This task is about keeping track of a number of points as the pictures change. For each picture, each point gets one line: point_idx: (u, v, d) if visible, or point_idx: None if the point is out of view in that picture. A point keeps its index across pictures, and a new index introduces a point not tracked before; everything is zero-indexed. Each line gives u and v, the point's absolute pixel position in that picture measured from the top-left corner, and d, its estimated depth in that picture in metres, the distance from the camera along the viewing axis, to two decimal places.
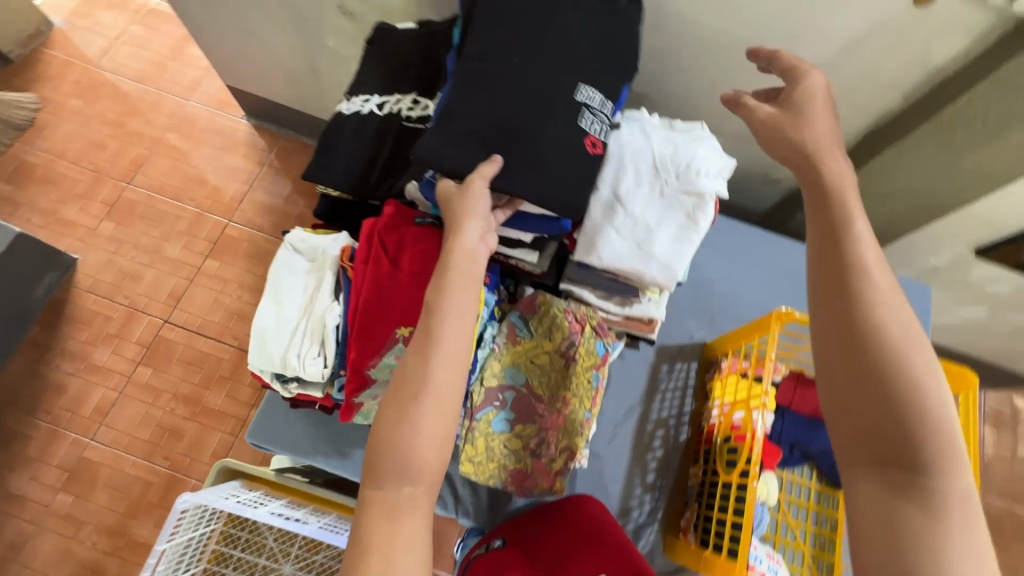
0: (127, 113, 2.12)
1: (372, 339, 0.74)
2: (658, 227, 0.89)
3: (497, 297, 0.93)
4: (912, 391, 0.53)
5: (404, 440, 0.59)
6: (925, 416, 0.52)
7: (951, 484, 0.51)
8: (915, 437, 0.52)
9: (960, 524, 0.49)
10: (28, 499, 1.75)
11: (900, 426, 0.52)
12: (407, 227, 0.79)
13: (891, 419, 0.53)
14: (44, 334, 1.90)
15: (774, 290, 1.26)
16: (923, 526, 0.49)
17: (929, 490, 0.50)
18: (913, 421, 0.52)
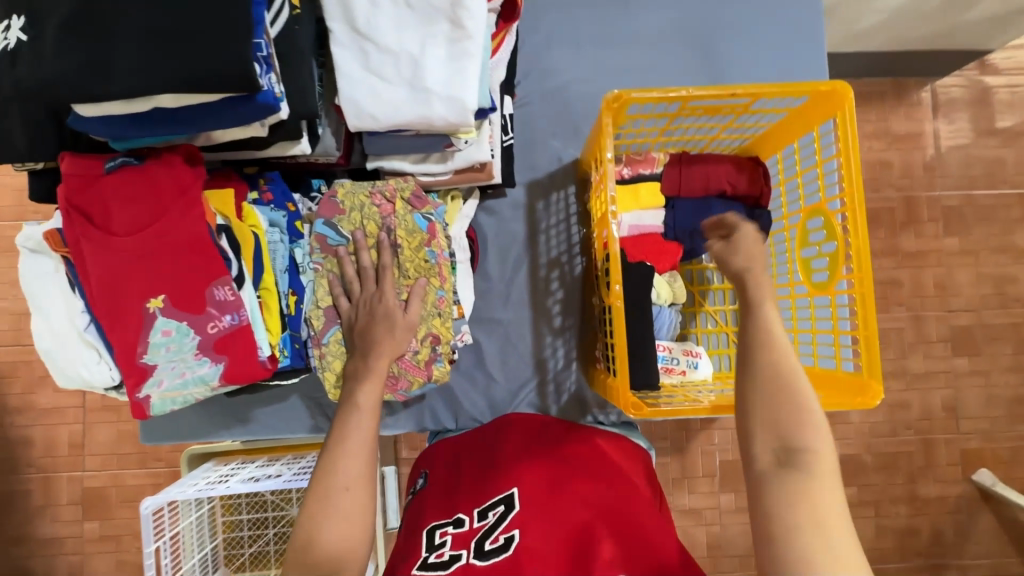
0: None
1: (126, 327, 0.62)
2: (422, 51, 0.70)
3: (290, 211, 0.79)
4: (798, 379, 0.62)
5: (344, 467, 0.66)
6: (800, 400, 0.61)
7: (816, 453, 0.58)
8: (790, 415, 0.60)
9: (818, 489, 0.56)
10: (61, 538, 1.83)
11: (783, 408, 0.61)
12: (102, 181, 0.62)
13: (781, 405, 0.61)
14: None
15: (640, 68, 1.08)
16: (797, 481, 0.57)
17: (797, 460, 0.58)
18: (789, 403, 0.61)
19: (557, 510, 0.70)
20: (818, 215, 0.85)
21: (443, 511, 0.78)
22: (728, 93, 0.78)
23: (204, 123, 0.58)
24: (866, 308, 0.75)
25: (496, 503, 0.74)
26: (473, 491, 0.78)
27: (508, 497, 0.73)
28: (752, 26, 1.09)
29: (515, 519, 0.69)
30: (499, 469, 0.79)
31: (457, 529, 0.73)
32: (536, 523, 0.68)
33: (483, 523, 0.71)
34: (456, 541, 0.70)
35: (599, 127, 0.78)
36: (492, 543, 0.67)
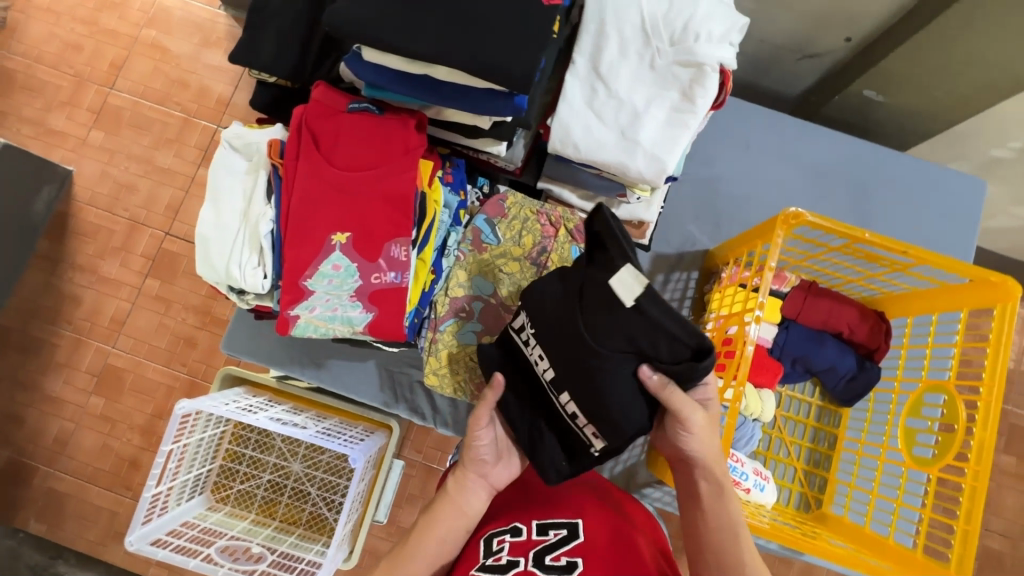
0: (102, 9, 1.95)
1: (305, 247, 0.66)
2: (645, 109, 0.75)
3: (461, 198, 0.82)
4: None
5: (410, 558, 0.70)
6: None
7: None
8: None
9: None
10: (66, 401, 1.85)
11: None
12: (340, 115, 0.67)
13: None
14: (54, 247, 1.89)
15: (793, 187, 1.12)
16: None
17: None
18: None
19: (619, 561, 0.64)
20: (939, 391, 0.84)
21: (502, 517, 0.75)
22: (900, 248, 0.79)
23: (456, 103, 0.64)
24: (973, 501, 0.73)
25: (559, 524, 0.70)
26: (536, 504, 0.74)
27: (573, 525, 0.69)
28: (907, 188, 1.12)
29: (579, 547, 0.66)
30: (566, 492, 0.75)
31: (515, 537, 0.70)
32: (597, 564, 0.64)
33: (544, 539, 0.68)
34: (514, 548, 0.68)
35: (770, 235, 0.79)
36: (553, 560, 0.65)
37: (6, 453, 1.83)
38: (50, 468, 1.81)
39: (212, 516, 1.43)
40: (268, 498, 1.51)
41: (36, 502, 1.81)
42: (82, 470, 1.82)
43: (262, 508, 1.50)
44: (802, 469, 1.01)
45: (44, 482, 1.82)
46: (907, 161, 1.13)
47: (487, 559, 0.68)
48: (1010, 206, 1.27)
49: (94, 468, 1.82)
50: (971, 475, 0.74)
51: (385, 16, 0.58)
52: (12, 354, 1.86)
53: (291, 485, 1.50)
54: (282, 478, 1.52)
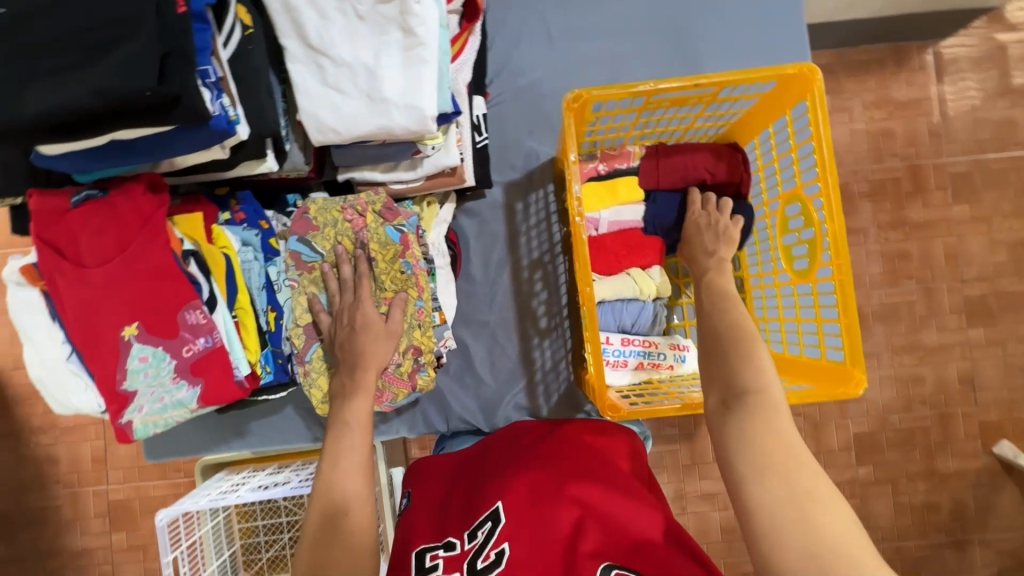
0: None
1: (105, 357, 0.64)
2: (376, 62, 0.70)
3: (263, 228, 0.79)
4: (750, 350, 0.63)
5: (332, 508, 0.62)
6: (766, 407, 0.58)
7: (754, 418, 0.58)
8: (735, 429, 0.57)
9: (766, 416, 0.58)
10: (92, 548, 1.79)
11: (725, 425, 0.59)
12: (66, 213, 0.63)
13: (736, 360, 0.63)
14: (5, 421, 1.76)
15: (617, 56, 1.06)
16: (753, 415, 0.58)
17: (740, 396, 0.60)
18: (731, 359, 0.64)
19: (543, 518, 0.65)
20: (795, 201, 0.83)
21: (432, 531, 0.72)
22: (693, 83, 0.76)
23: (162, 153, 0.59)
24: (846, 294, 0.73)
25: (484, 520, 0.69)
26: (460, 511, 0.73)
27: (495, 513, 0.68)
28: (725, 5, 1.06)
29: (504, 534, 0.65)
30: (485, 483, 0.75)
31: (448, 552, 0.68)
32: (522, 536, 0.64)
33: (473, 545, 0.66)
34: (447, 565, 0.66)
35: (563, 128, 0.75)
36: (483, 562, 0.64)
37: None
38: None
39: None
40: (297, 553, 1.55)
41: None
42: None
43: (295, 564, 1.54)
44: None
45: None
46: None
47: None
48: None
49: None
50: (837, 271, 0.74)
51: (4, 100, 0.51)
52: (20, 531, 1.78)
53: None
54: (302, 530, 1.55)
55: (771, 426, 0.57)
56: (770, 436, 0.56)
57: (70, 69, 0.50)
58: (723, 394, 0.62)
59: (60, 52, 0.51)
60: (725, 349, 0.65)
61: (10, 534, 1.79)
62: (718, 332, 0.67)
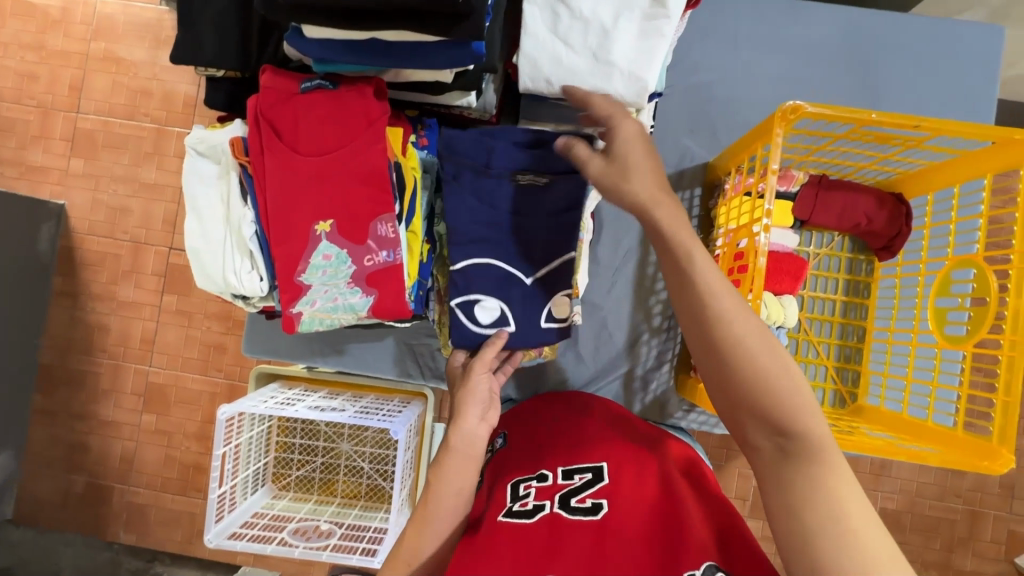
0: (48, 25, 1.67)
1: (291, 243, 0.65)
2: (615, 24, 0.69)
3: (440, 160, 0.79)
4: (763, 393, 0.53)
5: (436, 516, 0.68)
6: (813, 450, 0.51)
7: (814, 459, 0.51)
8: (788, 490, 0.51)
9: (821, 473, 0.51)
10: (121, 423, 1.78)
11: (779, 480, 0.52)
12: (294, 96, 0.63)
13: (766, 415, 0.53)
14: (71, 281, 1.74)
15: (792, 76, 1.04)
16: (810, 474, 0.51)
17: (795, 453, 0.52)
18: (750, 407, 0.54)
19: (650, 496, 0.70)
20: (967, 267, 0.81)
21: (529, 467, 0.80)
22: (911, 124, 0.73)
23: (410, 62, 0.59)
24: (1011, 373, 0.71)
25: (584, 468, 0.76)
26: (567, 455, 0.79)
27: (598, 468, 0.75)
28: (914, 54, 1.03)
29: (605, 489, 0.71)
30: (589, 440, 0.81)
31: (542, 483, 0.75)
32: (625, 498, 0.69)
33: (569, 483, 0.73)
34: (540, 493, 0.73)
35: (769, 137, 0.74)
36: (578, 502, 0.69)
37: (83, 479, 1.79)
38: (126, 484, 1.77)
39: (281, 503, 1.53)
40: (326, 479, 1.58)
41: (120, 516, 1.79)
42: (153, 481, 1.78)
43: (323, 489, 1.57)
44: (833, 367, 1.00)
45: (122, 498, 1.78)
46: (910, 22, 1.03)
47: (514, 503, 0.73)
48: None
49: (162, 478, 1.78)
50: (1008, 346, 0.72)
51: None
52: (59, 389, 1.76)
53: (344, 463, 1.58)
54: (335, 458, 1.58)
55: (823, 477, 0.50)
56: (840, 489, 0.50)
57: None
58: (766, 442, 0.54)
59: None
60: (743, 398, 0.54)
61: (48, 389, 1.77)
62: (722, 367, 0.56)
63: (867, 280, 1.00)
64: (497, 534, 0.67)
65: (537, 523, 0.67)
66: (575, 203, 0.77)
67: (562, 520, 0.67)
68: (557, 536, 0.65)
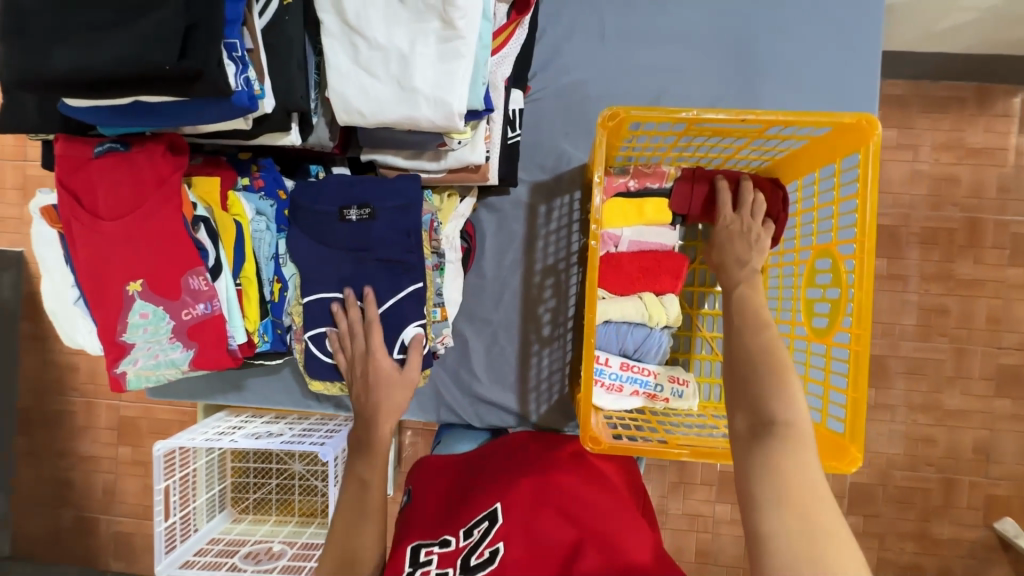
0: None
1: (106, 307, 0.65)
2: (411, 49, 0.67)
3: (279, 198, 0.79)
4: (768, 364, 0.62)
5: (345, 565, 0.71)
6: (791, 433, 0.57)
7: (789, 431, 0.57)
8: (749, 465, 0.56)
9: (787, 453, 0.55)
10: (100, 457, 1.84)
11: (744, 457, 0.57)
12: (88, 162, 0.64)
13: (753, 383, 0.62)
14: (38, 326, 1.80)
15: (671, 65, 1.01)
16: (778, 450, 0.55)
17: (765, 433, 0.57)
18: (750, 376, 0.62)
19: (542, 532, 0.67)
20: (826, 256, 0.78)
21: (429, 530, 0.75)
22: (738, 118, 0.71)
23: (184, 119, 0.59)
24: (859, 367, 0.69)
25: (480, 520, 0.72)
26: (460, 513, 0.75)
27: (491, 513, 0.71)
28: (796, 28, 0.99)
29: (499, 532, 0.68)
30: (486, 486, 0.78)
31: (443, 548, 0.70)
32: (520, 537, 0.66)
33: (468, 542, 0.69)
34: (442, 560, 0.69)
35: (593, 145, 0.72)
36: (476, 558, 0.66)
37: (71, 512, 1.87)
38: (110, 514, 1.84)
39: (238, 526, 1.57)
40: (283, 499, 1.62)
41: (110, 546, 1.86)
42: (136, 510, 1.85)
43: (280, 509, 1.61)
44: None
45: (109, 529, 1.86)
46: None
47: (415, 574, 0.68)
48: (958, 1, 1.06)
49: (144, 506, 1.84)
50: (855, 340, 0.70)
51: (32, 55, 0.51)
52: (40, 430, 1.84)
53: (299, 483, 1.61)
54: (289, 478, 1.62)
55: (799, 458, 0.55)
56: (796, 466, 0.54)
57: (99, 32, 0.50)
58: (750, 421, 0.60)
59: (90, 9, 0.51)
60: (753, 373, 0.62)
61: (29, 430, 1.85)
62: (740, 340, 0.66)
63: None
64: None
65: None
66: (413, 229, 0.77)
67: None
68: None
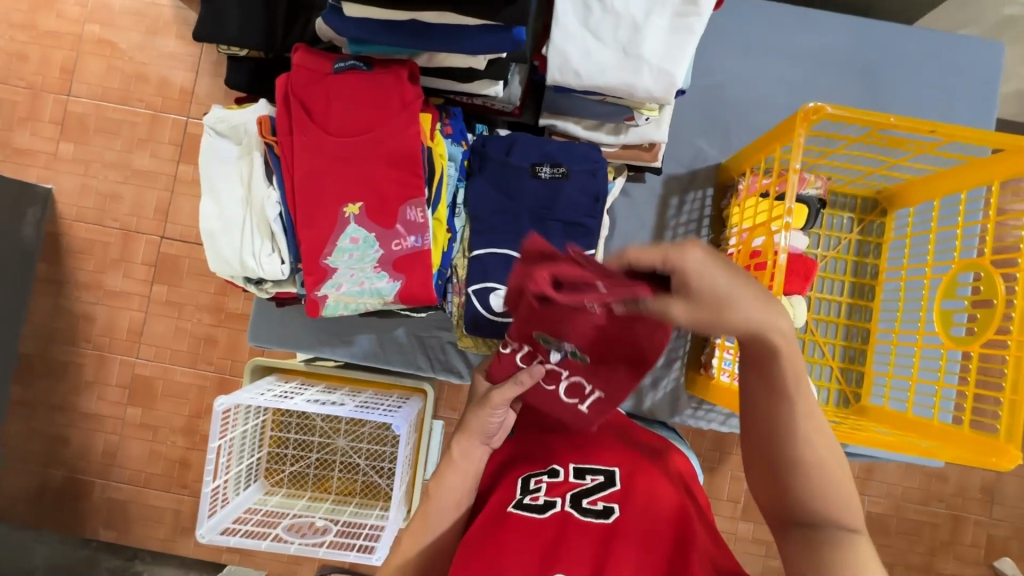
0: (39, 5, 1.55)
1: (318, 226, 0.64)
2: (646, 19, 0.70)
3: (464, 148, 0.79)
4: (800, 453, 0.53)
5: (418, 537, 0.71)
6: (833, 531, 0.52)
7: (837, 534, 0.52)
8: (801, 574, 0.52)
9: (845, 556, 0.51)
10: (104, 417, 1.60)
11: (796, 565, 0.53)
12: (327, 77, 0.63)
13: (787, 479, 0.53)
14: (56, 271, 1.57)
15: (802, 82, 1.07)
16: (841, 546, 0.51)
17: (813, 536, 0.52)
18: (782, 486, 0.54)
19: (657, 505, 0.70)
20: (974, 270, 0.83)
21: (538, 460, 0.78)
22: (924, 129, 0.76)
23: (447, 45, 0.59)
24: (1019, 371, 0.74)
25: (596, 470, 0.75)
26: (574, 451, 0.79)
27: (610, 472, 0.74)
28: (921, 71, 1.07)
29: (615, 495, 0.71)
30: (596, 439, 0.81)
31: (552, 478, 0.74)
32: (635, 503, 0.69)
33: (581, 484, 0.73)
34: (551, 489, 0.72)
35: (794, 138, 0.75)
36: (590, 504, 0.69)
37: (62, 473, 1.61)
38: (109, 480, 1.59)
39: (273, 499, 1.48)
40: (319, 475, 1.54)
41: (102, 512, 1.61)
42: (137, 477, 1.59)
43: (317, 485, 1.53)
44: (838, 367, 1.02)
45: (105, 494, 1.60)
46: (916, 36, 1.07)
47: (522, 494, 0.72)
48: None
49: (147, 473, 1.60)
50: (1014, 347, 0.74)
51: None
52: (37, 380, 1.59)
53: (340, 459, 1.52)
54: (330, 454, 1.54)
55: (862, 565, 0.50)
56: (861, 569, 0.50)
57: None
58: (796, 529, 0.54)
59: None
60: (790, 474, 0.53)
61: (25, 378, 1.60)
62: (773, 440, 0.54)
63: (872, 282, 1.02)
64: (505, 524, 0.67)
65: (547, 520, 0.67)
66: (601, 193, 0.78)
67: (573, 521, 0.67)
68: (564, 537, 0.65)
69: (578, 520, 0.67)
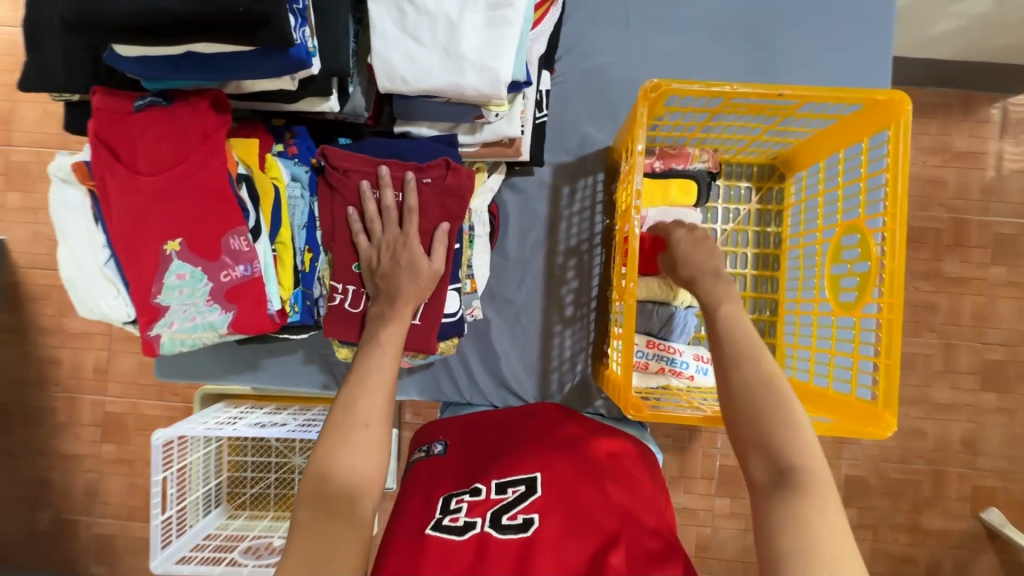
0: None
1: (140, 269, 0.64)
2: (460, 16, 0.68)
3: (313, 166, 0.77)
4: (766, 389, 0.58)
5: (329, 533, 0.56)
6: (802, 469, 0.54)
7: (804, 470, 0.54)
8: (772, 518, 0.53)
9: (814, 510, 0.52)
10: (82, 455, 1.57)
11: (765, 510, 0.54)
12: (130, 116, 0.63)
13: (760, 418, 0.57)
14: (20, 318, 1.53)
15: (695, 53, 1.03)
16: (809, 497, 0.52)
17: (782, 483, 0.54)
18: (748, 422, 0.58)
19: (582, 508, 0.66)
20: (853, 231, 0.80)
21: (463, 480, 0.74)
22: (775, 93, 0.73)
23: (234, 73, 0.58)
24: (891, 336, 0.71)
25: (517, 481, 0.70)
26: (497, 465, 0.74)
27: (531, 480, 0.70)
28: (819, 25, 1.03)
29: (536, 503, 0.66)
30: (526, 450, 0.76)
31: (474, 496, 0.70)
32: (558, 509, 0.65)
33: (502, 498, 0.68)
34: (473, 508, 0.68)
35: (634, 117, 0.73)
36: (510, 519, 0.65)
37: (48, 514, 1.59)
38: (90, 515, 1.57)
39: (235, 522, 1.50)
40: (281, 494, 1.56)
41: (90, 548, 1.59)
42: (120, 510, 1.58)
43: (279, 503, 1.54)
44: None
45: (90, 531, 1.58)
46: None
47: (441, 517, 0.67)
48: (948, 5, 1.08)
49: (130, 505, 1.57)
50: (886, 309, 0.72)
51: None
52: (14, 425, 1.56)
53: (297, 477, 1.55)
54: (289, 472, 1.55)
55: (825, 512, 0.52)
56: (828, 525, 0.51)
57: None
58: (766, 468, 0.55)
59: None
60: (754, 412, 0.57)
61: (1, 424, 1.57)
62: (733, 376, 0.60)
63: (776, 252, 0.99)
64: (423, 552, 0.62)
65: (465, 542, 0.63)
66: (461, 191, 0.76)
67: (492, 539, 0.63)
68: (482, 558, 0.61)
69: (498, 537, 0.63)
